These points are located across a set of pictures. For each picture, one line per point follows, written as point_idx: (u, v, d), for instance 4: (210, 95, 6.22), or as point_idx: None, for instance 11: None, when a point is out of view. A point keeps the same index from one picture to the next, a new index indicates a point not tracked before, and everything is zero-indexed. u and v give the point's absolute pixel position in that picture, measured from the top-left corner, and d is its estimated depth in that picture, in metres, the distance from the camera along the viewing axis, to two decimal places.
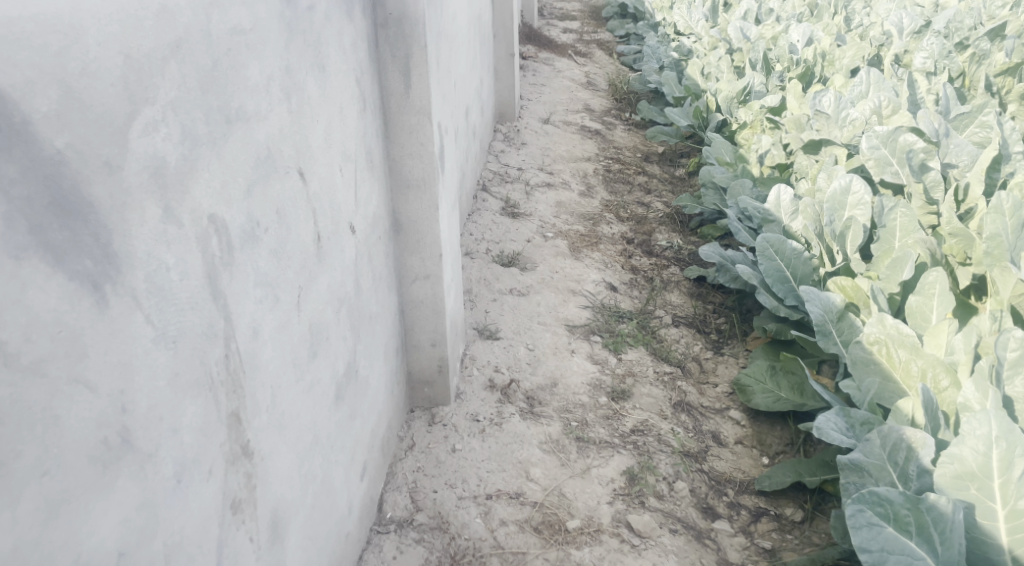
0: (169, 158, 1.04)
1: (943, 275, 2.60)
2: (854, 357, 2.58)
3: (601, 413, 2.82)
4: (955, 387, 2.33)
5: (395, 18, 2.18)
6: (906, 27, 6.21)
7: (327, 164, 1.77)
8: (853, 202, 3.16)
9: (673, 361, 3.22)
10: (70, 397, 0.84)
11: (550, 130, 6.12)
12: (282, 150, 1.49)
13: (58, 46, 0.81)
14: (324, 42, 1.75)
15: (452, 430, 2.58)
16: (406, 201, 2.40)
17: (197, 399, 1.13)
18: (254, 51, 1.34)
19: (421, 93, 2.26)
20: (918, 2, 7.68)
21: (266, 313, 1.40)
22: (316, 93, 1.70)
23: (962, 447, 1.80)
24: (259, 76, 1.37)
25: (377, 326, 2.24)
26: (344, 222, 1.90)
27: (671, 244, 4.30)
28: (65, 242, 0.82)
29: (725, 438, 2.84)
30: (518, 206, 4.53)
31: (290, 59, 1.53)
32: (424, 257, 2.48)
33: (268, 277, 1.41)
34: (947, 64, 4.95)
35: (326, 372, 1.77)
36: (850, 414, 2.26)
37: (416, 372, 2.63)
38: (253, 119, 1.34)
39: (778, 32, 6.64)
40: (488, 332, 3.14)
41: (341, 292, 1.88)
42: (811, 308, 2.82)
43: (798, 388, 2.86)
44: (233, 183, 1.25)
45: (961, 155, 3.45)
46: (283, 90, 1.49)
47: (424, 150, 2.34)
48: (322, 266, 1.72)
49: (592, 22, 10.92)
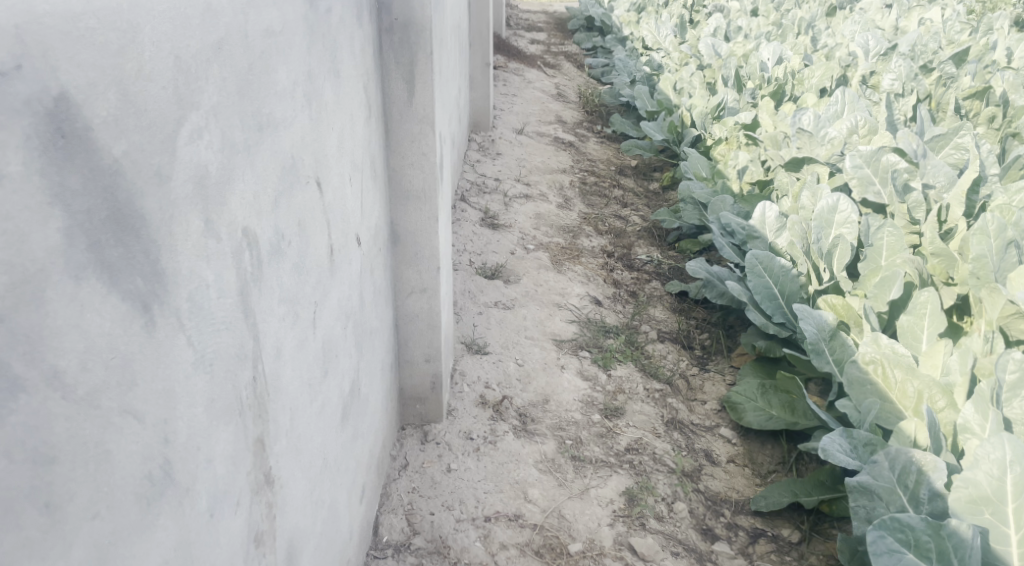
0: (210, 166, 0.98)
1: (934, 296, 2.62)
2: (850, 377, 2.59)
3: (594, 431, 2.77)
4: (953, 408, 2.35)
5: (400, 24, 2.11)
6: (871, 49, 6.35)
7: (339, 174, 1.69)
8: (840, 221, 3.17)
9: (662, 378, 3.20)
10: (120, 430, 0.76)
11: (524, 141, 6.09)
12: (303, 159, 1.41)
13: (118, 45, 0.74)
14: (339, 46, 1.68)
15: (446, 448, 2.51)
16: (405, 212, 2.33)
17: (229, 425, 1.05)
18: (283, 54, 1.28)
19: (424, 101, 2.19)
20: (879, 24, 7.86)
21: (287, 331, 1.32)
22: (331, 98, 1.62)
23: (975, 471, 1.80)
24: (286, 81, 1.31)
25: (377, 341, 2.15)
26: (352, 234, 1.82)
27: (651, 258, 4.30)
28: (119, 260, 0.75)
29: (718, 457, 2.81)
30: (497, 217, 4.47)
31: (311, 63, 1.46)
32: (421, 270, 2.40)
33: (290, 293, 1.33)
34: (915, 86, 5.06)
35: (335, 392, 1.68)
36: (853, 434, 2.25)
37: (408, 389, 2.55)
38: (280, 127, 1.27)
39: (748, 50, 6.72)
40: (477, 346, 3.07)
41: (348, 307, 1.79)
42: (805, 326, 2.80)
43: (790, 406, 2.85)
44: (264, 195, 1.18)
45: (938, 176, 3.40)
46: (305, 96, 1.42)
47: (425, 159, 2.27)
48: (333, 280, 1.64)
49: (558, 34, 10.95)
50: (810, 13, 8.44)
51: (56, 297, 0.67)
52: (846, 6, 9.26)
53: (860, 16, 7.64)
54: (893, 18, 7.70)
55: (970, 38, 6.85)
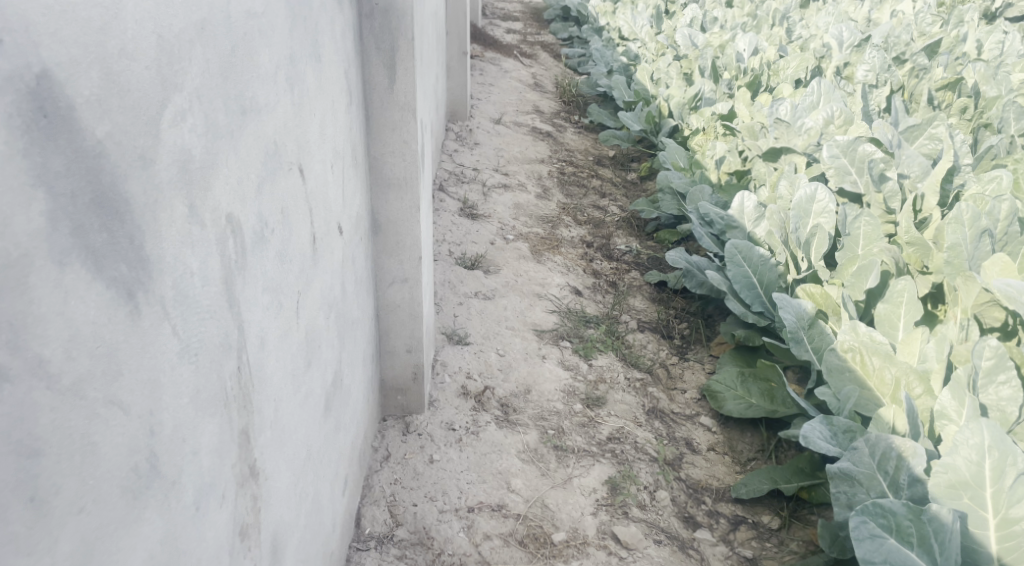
0: (195, 150, 0.95)
1: (910, 284, 2.65)
2: (829, 365, 2.62)
3: (576, 420, 2.77)
4: (929, 395, 2.38)
5: (381, 9, 2.08)
6: (845, 40, 6.40)
7: (321, 161, 1.66)
8: (818, 210, 3.21)
9: (642, 368, 3.21)
10: (106, 421, 0.73)
11: (502, 131, 6.06)
12: (285, 145, 1.38)
13: (100, 23, 0.72)
14: (320, 31, 1.65)
15: (428, 439, 2.49)
16: (385, 201, 2.30)
17: (214, 416, 1.02)
18: (265, 37, 1.25)
19: (405, 88, 2.16)
20: (852, 16, 7.93)
21: (271, 321, 1.29)
22: (313, 84, 1.59)
23: (955, 457, 1.83)
24: (268, 65, 1.27)
25: (358, 332, 2.13)
26: (333, 223, 1.79)
27: (630, 248, 4.31)
28: (104, 245, 0.73)
29: (698, 445, 2.83)
30: (476, 207, 4.45)
31: (293, 47, 1.43)
32: (402, 259, 2.37)
33: (274, 282, 1.30)
34: (888, 77, 5.10)
35: (319, 383, 1.66)
36: (833, 422, 2.28)
37: (389, 379, 2.52)
38: (263, 112, 1.24)
39: (724, 41, 6.74)
40: (458, 336, 3.06)
41: (331, 297, 1.77)
42: (785, 315, 2.83)
43: (769, 394, 2.88)
44: (247, 180, 1.16)
45: (913, 166, 3.47)
46: (287, 81, 1.39)
47: (407, 147, 2.24)
48: (316, 268, 1.61)
49: (534, 24, 10.92)
50: (784, 4, 8.50)
51: (40, 283, 0.65)
52: None
53: (834, 8, 7.70)
54: (866, 10, 7.78)
55: (941, 30, 6.94)
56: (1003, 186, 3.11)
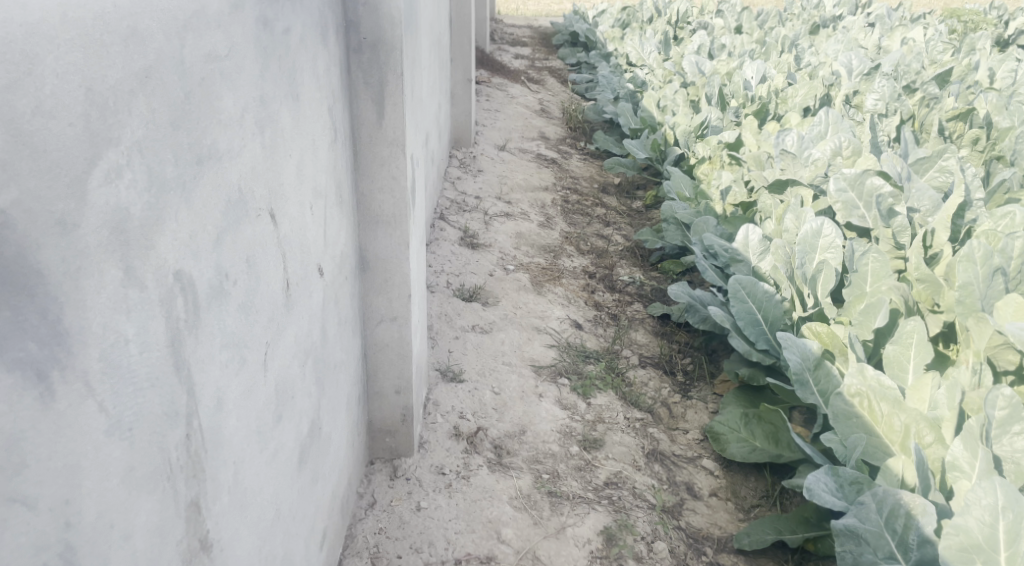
0: (133, 209, 0.88)
1: (920, 326, 2.55)
2: (835, 410, 2.50)
3: (572, 464, 2.67)
4: (940, 444, 2.28)
5: (369, 43, 2.02)
6: (855, 68, 6.34)
7: (298, 203, 1.59)
8: (824, 245, 3.13)
9: (643, 407, 3.11)
10: (2, 521, 0.68)
11: (506, 158, 6.01)
12: (254, 189, 1.31)
13: (7, 80, 0.67)
14: (299, 68, 1.58)
15: (416, 484, 2.40)
16: (374, 238, 2.23)
17: (153, 493, 0.94)
18: (229, 80, 1.18)
19: (394, 123, 2.10)
20: (862, 43, 7.89)
21: (230, 380, 1.20)
22: (290, 123, 1.53)
23: (967, 517, 1.72)
24: (233, 108, 1.20)
25: (342, 375, 2.05)
26: (313, 264, 1.72)
27: (634, 279, 4.22)
28: (5, 326, 0.67)
29: (700, 490, 2.73)
30: (477, 236, 4.38)
31: (264, 87, 1.36)
32: (391, 298, 2.30)
33: (236, 336, 1.22)
34: (898, 106, 5.02)
35: (292, 436, 1.58)
36: (838, 472, 2.16)
37: (377, 421, 2.44)
38: (225, 158, 1.17)
39: (732, 68, 6.69)
40: (452, 374, 2.97)
41: (308, 342, 1.69)
42: (789, 355, 2.72)
43: (773, 437, 2.77)
44: (202, 232, 1.08)
45: (922, 200, 3.36)
46: (257, 123, 1.32)
47: (396, 183, 2.17)
48: (290, 316, 1.54)
49: (542, 50, 10.92)
50: (794, 31, 8.47)
51: None
52: (829, 25, 9.33)
53: (843, 35, 7.65)
54: (876, 38, 7.74)
55: (952, 58, 6.87)
56: (1016, 222, 3.01)
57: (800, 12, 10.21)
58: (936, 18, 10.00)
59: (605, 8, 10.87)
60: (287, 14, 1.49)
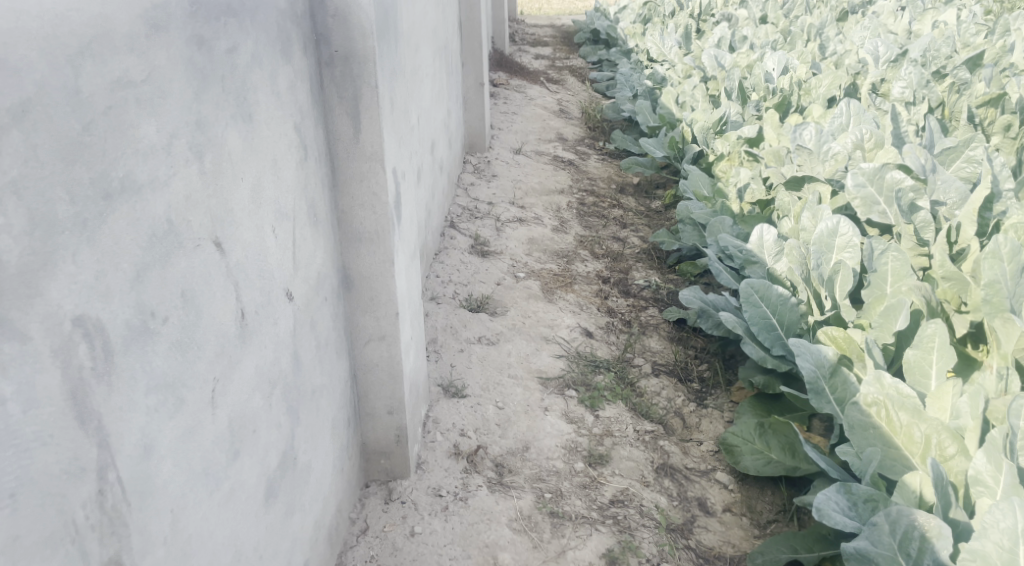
0: (7, 257, 0.82)
1: (942, 328, 2.42)
2: (851, 421, 2.35)
3: (577, 481, 2.58)
4: (964, 455, 2.13)
5: (341, 56, 1.95)
6: (881, 55, 6.12)
7: (256, 227, 1.53)
8: (841, 244, 2.99)
9: (653, 418, 2.99)
10: None
11: (522, 161, 5.92)
12: (191, 218, 1.23)
13: None
14: (252, 88, 1.51)
15: (412, 508, 2.34)
16: (357, 255, 2.16)
17: (50, 559, 0.89)
18: (151, 106, 1.10)
19: (372, 137, 2.03)
20: (891, 28, 7.64)
21: (164, 423, 1.14)
22: (241, 146, 1.45)
23: (984, 542, 1.59)
24: (157, 136, 1.12)
25: (323, 400, 2.00)
26: (278, 289, 1.65)
27: (649, 282, 4.10)
28: None
29: (713, 506, 2.61)
30: (488, 243, 4.31)
31: (202, 110, 1.28)
32: (378, 316, 2.23)
33: (169, 376, 1.16)
34: (926, 94, 4.82)
35: (255, 473, 1.52)
36: (851, 490, 2.02)
37: (371, 442, 2.39)
38: (146, 190, 1.09)
39: (753, 60, 6.51)
40: (454, 389, 2.90)
41: (274, 372, 1.63)
42: (803, 363, 2.58)
43: (790, 449, 2.65)
44: (115, 270, 1.01)
45: (949, 193, 3.22)
46: (193, 148, 1.24)
47: (376, 200, 2.10)
48: (246, 348, 1.47)
49: (564, 48, 10.80)
50: (820, 19, 8.23)
51: None
52: (857, 11, 9.06)
53: (871, 21, 7.41)
54: (905, 22, 7.49)
55: (986, 40, 6.61)
56: None
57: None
58: None
59: (626, 4, 10.71)
60: (232, 32, 1.41)
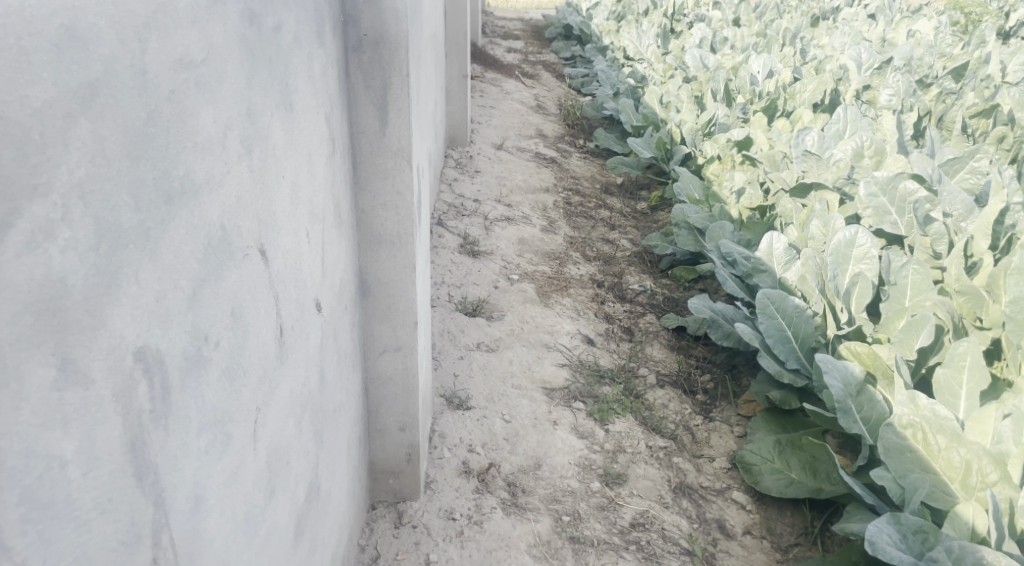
0: (72, 279, 0.66)
1: (973, 346, 2.28)
2: (886, 444, 2.23)
3: (594, 502, 2.46)
4: (1007, 482, 2.02)
5: (370, 40, 1.75)
6: (864, 62, 6.04)
7: (293, 232, 1.35)
8: (858, 256, 2.89)
9: (665, 433, 2.86)
10: None
11: (504, 157, 5.75)
12: (241, 223, 1.08)
13: None
14: (293, 72, 1.31)
15: (424, 533, 2.17)
16: (376, 259, 1.97)
17: None
18: (210, 92, 0.94)
19: (400, 131, 1.84)
20: (867, 35, 7.64)
21: (213, 468, 0.97)
22: (283, 139, 1.27)
23: None
24: (213, 127, 0.96)
25: (341, 420, 1.81)
26: (309, 300, 1.47)
27: (644, 287, 3.98)
28: None
29: (733, 528, 2.50)
30: (478, 242, 4.13)
31: (252, 98, 1.10)
32: (395, 325, 2.05)
33: (218, 411, 0.99)
34: (914, 102, 4.69)
35: (287, 512, 1.35)
36: (901, 521, 1.95)
37: (380, 461, 2.20)
38: (203, 191, 0.93)
39: (738, 62, 6.44)
40: (458, 401, 2.73)
41: (304, 394, 1.45)
42: (830, 381, 2.47)
43: (811, 469, 2.54)
44: (173, 290, 0.85)
45: (955, 204, 3.10)
46: (243, 142, 1.08)
47: (400, 199, 1.92)
48: (283, 370, 1.30)
49: (535, 43, 10.61)
50: (795, 24, 8.21)
51: None
52: (829, 16, 9.07)
53: (848, 27, 7.39)
54: (881, 30, 7.52)
55: (963, 51, 6.65)
56: None
57: (798, 3, 9.94)
58: (937, 9, 9.77)
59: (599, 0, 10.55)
60: (278, 8, 1.22)
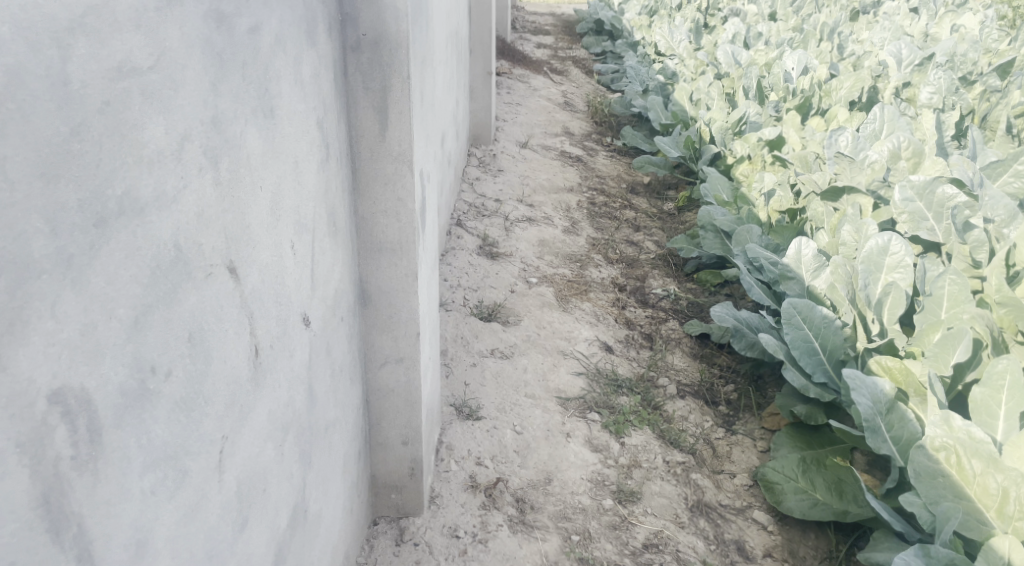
0: None
1: (1014, 365, 2.12)
2: (917, 468, 2.09)
3: (606, 521, 2.36)
4: None
5: (369, 40, 1.67)
6: (904, 58, 5.82)
7: (274, 245, 1.28)
8: (891, 264, 2.73)
9: (684, 447, 2.75)
10: None
11: (528, 156, 5.65)
12: (203, 241, 1.00)
13: None
14: (274, 75, 1.23)
15: (426, 551, 2.09)
16: (376, 268, 1.89)
17: None
18: (160, 101, 0.86)
19: (400, 136, 1.76)
20: (909, 30, 7.37)
21: (162, 508, 0.90)
22: (261, 148, 1.19)
23: None
24: (165, 138, 0.88)
25: (335, 437, 1.73)
26: (294, 315, 1.39)
27: (668, 292, 3.86)
28: None
29: (752, 550, 2.38)
30: (497, 244, 4.04)
31: (219, 105, 1.03)
32: (397, 336, 1.97)
33: (171, 446, 0.92)
34: (956, 101, 4.49)
35: (264, 541, 1.27)
36: (930, 554, 1.84)
37: (382, 475, 2.13)
38: (151, 209, 0.85)
39: (772, 58, 6.23)
40: (468, 411, 2.64)
41: (287, 415, 1.38)
42: (859, 399, 2.32)
43: (837, 490, 2.41)
44: (107, 322, 0.77)
45: (998, 210, 2.87)
46: (207, 153, 1.00)
47: (401, 206, 1.83)
48: (259, 393, 1.22)
49: (566, 39, 10.47)
50: (834, 18, 7.96)
51: None
52: (870, 11, 8.78)
53: (888, 21, 7.14)
54: (924, 25, 7.23)
55: (1009, 47, 6.38)
56: None
57: None
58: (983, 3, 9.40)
59: None
60: (256, 8, 1.14)
